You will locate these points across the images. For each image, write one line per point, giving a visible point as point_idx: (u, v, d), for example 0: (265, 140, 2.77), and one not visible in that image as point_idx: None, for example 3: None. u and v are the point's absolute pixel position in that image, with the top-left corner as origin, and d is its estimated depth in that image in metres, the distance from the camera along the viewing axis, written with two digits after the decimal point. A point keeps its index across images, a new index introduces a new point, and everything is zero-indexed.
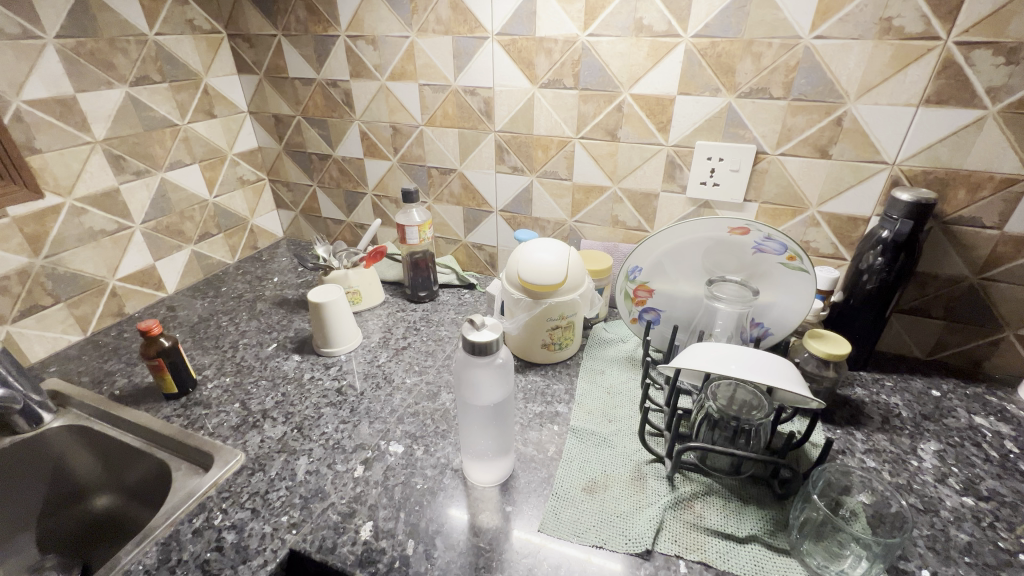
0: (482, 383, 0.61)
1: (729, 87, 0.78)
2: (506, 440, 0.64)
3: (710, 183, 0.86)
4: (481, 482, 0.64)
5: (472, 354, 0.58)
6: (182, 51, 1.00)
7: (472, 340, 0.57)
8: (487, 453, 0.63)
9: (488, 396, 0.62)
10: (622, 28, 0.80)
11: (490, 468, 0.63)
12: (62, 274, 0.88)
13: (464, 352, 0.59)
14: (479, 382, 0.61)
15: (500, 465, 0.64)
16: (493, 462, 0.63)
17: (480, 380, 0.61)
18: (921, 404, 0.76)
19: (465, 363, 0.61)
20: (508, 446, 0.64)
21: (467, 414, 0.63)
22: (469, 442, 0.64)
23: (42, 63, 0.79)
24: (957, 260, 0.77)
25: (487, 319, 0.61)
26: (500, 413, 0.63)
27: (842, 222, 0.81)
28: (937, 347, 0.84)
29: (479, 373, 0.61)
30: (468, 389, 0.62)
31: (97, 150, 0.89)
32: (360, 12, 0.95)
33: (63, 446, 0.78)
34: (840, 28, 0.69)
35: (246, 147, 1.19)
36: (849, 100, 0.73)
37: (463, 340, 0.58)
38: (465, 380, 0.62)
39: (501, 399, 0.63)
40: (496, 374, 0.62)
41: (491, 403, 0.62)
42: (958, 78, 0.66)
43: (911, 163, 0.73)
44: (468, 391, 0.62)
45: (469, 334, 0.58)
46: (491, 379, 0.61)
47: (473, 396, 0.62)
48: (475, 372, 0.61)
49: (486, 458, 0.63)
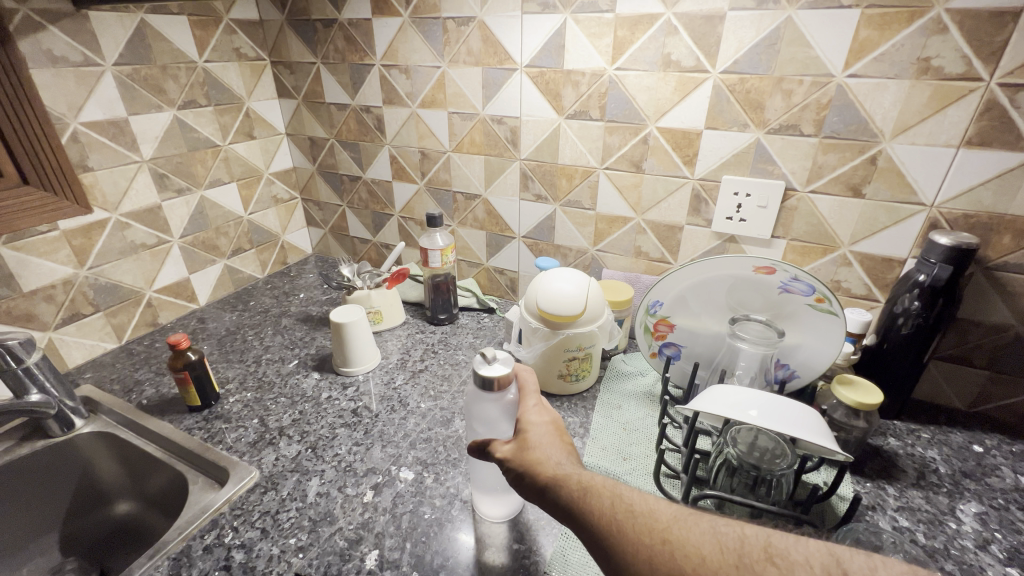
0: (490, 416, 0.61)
1: (758, 123, 0.77)
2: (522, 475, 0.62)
3: (736, 219, 0.85)
4: (489, 516, 0.62)
5: (484, 390, 0.57)
6: (228, 77, 1.06)
7: (483, 375, 0.56)
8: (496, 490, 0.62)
9: (498, 426, 0.61)
10: (650, 63, 0.80)
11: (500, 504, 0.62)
12: (103, 284, 0.93)
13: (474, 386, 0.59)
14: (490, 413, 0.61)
15: (511, 499, 0.62)
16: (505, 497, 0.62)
17: (491, 414, 0.60)
18: (961, 460, 0.72)
19: (474, 396, 0.60)
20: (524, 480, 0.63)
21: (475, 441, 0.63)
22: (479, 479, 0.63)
23: (99, 88, 0.85)
24: (1001, 307, 0.72)
25: (498, 352, 0.60)
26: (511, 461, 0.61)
27: (876, 262, 0.78)
28: (980, 399, 0.79)
29: (487, 408, 0.60)
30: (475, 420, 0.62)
31: (144, 169, 0.94)
32: (396, 42, 0.99)
33: (91, 451, 0.80)
34: (874, 67, 0.68)
35: (282, 167, 1.24)
36: (884, 139, 0.71)
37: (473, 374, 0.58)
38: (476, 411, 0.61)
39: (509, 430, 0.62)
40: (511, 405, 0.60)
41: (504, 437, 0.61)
42: (1001, 119, 0.64)
43: (950, 206, 0.70)
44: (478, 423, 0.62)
45: (480, 368, 0.57)
46: (496, 414, 0.60)
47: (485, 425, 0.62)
48: (485, 406, 0.60)
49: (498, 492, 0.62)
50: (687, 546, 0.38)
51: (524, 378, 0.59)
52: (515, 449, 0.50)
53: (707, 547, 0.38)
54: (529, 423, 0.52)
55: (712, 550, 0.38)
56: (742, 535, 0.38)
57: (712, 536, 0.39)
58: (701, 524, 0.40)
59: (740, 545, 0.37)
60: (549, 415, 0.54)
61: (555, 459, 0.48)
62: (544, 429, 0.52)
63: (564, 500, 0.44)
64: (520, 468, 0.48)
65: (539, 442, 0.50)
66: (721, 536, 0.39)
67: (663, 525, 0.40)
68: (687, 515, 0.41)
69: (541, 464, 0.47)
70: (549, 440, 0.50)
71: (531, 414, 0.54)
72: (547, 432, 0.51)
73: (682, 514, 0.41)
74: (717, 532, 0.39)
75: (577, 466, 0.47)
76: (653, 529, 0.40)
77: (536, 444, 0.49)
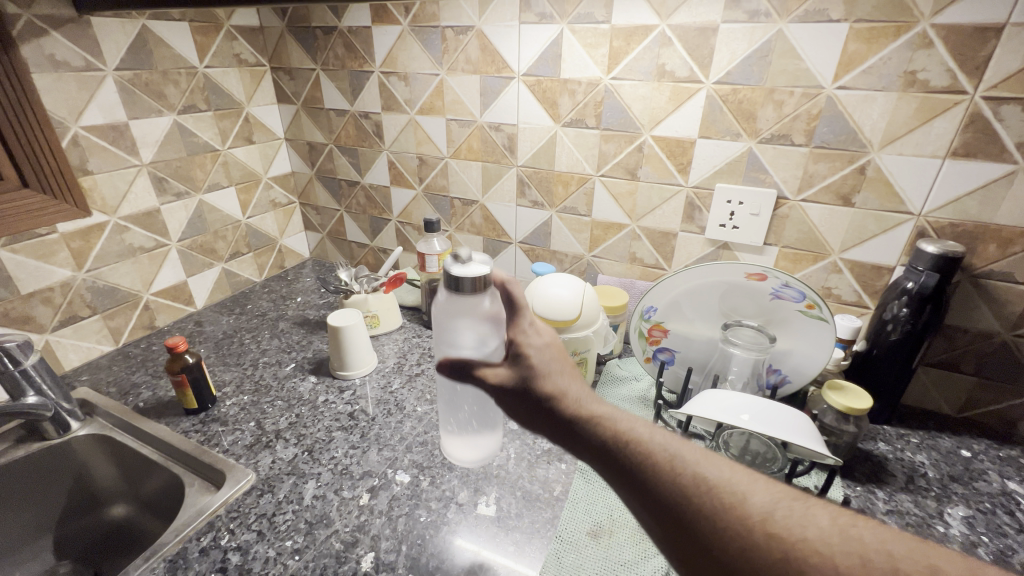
0: (466, 329, 0.56)
1: (750, 132, 0.79)
2: (494, 423, 0.70)
3: (729, 226, 0.86)
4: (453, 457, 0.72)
5: (456, 290, 0.53)
6: (228, 82, 1.07)
7: (457, 274, 0.52)
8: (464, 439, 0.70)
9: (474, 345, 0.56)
10: (645, 73, 0.82)
11: (473, 453, 0.70)
12: (101, 287, 0.93)
13: (450, 292, 0.54)
14: (468, 324, 0.56)
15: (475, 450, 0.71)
16: (476, 446, 0.70)
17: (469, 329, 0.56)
18: (949, 464, 0.73)
19: (449, 307, 0.56)
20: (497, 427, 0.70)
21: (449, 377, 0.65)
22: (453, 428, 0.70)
23: (100, 92, 0.85)
24: (988, 314, 0.74)
25: (473, 256, 0.55)
26: (478, 408, 0.67)
27: (865, 270, 0.80)
28: (968, 405, 0.81)
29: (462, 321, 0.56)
30: (449, 334, 0.57)
31: (144, 172, 0.95)
32: (395, 50, 1.00)
33: (87, 453, 0.81)
34: (862, 79, 0.69)
35: (280, 172, 1.25)
36: (873, 149, 0.72)
37: (448, 276, 0.53)
38: (453, 323, 0.57)
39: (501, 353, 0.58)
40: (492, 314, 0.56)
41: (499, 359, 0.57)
42: (986, 132, 0.65)
43: (937, 215, 0.72)
44: (453, 338, 0.57)
45: (455, 269, 0.52)
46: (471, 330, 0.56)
47: (463, 341, 0.56)
48: (463, 311, 0.56)
49: (469, 442, 0.70)
50: (805, 544, 0.35)
51: (510, 287, 0.52)
52: (524, 377, 0.46)
53: (837, 552, 0.34)
54: (528, 344, 0.48)
55: (843, 557, 0.34)
56: (884, 546, 0.35)
57: (840, 536, 0.35)
58: (822, 522, 0.36)
59: (889, 562, 0.33)
60: (548, 335, 0.50)
61: (573, 394, 0.45)
62: (549, 353, 0.48)
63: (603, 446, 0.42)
64: (547, 407, 0.45)
65: (546, 369, 0.46)
66: (855, 542, 0.35)
67: (767, 520, 0.36)
68: (803, 512, 0.37)
69: (560, 398, 0.45)
70: (558, 368, 0.47)
71: (528, 335, 0.49)
72: (552, 356, 0.48)
73: (783, 500, 0.38)
74: (847, 533, 0.36)
75: (602, 404, 0.45)
76: (747, 515, 0.36)
77: (547, 373, 0.46)
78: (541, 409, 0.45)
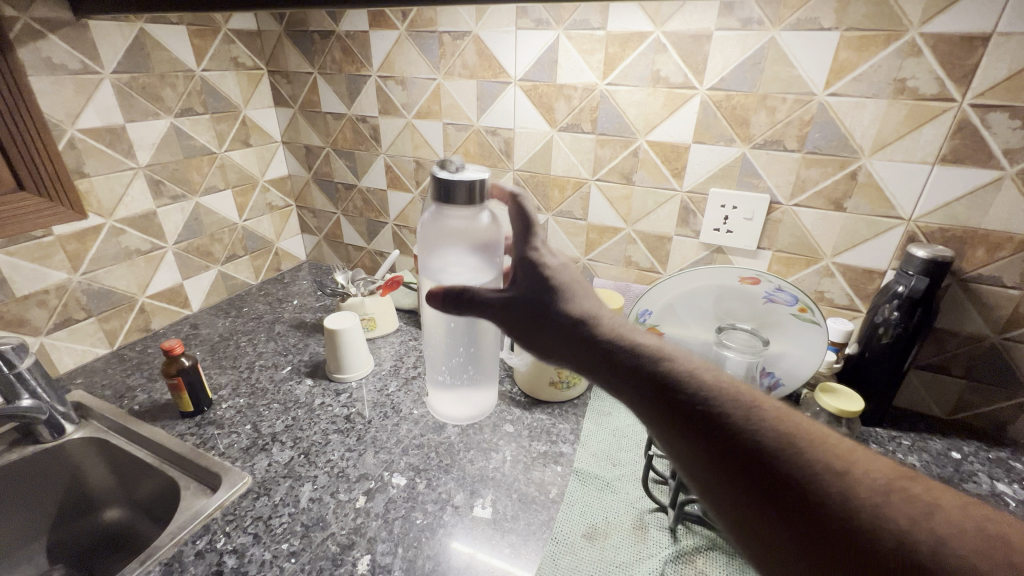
0: (454, 255, 0.48)
1: (744, 138, 0.80)
2: (493, 375, 0.59)
3: (723, 230, 0.87)
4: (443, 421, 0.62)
5: (447, 204, 0.45)
6: (225, 85, 1.07)
7: (448, 180, 0.44)
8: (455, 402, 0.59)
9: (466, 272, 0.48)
10: (640, 79, 0.83)
11: (466, 411, 0.60)
12: (97, 290, 0.93)
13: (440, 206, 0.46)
14: (457, 249, 0.48)
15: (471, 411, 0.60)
16: (469, 402, 0.59)
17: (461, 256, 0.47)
18: (939, 465, 0.74)
19: (437, 231, 0.47)
20: (495, 380, 0.60)
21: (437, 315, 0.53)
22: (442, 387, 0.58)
23: (97, 95, 0.86)
24: (977, 318, 0.75)
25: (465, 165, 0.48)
26: (474, 353, 0.55)
27: (857, 274, 0.81)
28: (958, 407, 0.82)
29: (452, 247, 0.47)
30: (432, 263, 0.48)
31: (140, 175, 0.95)
32: (392, 54, 1.01)
33: (82, 457, 0.80)
34: (853, 87, 0.70)
35: (277, 174, 1.25)
36: (863, 155, 0.73)
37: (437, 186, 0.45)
38: (438, 249, 0.48)
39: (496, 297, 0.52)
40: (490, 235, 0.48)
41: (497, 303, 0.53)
42: (973, 139, 0.67)
43: (927, 220, 0.73)
44: (437, 267, 0.48)
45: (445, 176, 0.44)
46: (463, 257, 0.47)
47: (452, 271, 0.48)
48: (450, 233, 0.47)
49: (461, 397, 0.58)
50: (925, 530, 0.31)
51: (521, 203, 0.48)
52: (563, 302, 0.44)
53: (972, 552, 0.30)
54: (547, 267, 0.46)
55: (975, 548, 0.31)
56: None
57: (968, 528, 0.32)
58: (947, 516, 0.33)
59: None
60: (563, 258, 0.48)
61: (615, 322, 0.44)
62: (568, 273, 0.47)
63: (676, 380, 0.38)
64: (593, 334, 0.43)
65: (571, 292, 0.45)
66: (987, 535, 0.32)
67: (875, 491, 0.33)
68: (915, 491, 0.34)
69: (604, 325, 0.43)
70: (584, 292, 0.46)
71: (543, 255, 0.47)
72: (575, 280, 0.47)
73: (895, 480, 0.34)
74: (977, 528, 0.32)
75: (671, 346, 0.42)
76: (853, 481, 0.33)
77: (575, 298, 0.45)
78: (596, 349, 0.42)
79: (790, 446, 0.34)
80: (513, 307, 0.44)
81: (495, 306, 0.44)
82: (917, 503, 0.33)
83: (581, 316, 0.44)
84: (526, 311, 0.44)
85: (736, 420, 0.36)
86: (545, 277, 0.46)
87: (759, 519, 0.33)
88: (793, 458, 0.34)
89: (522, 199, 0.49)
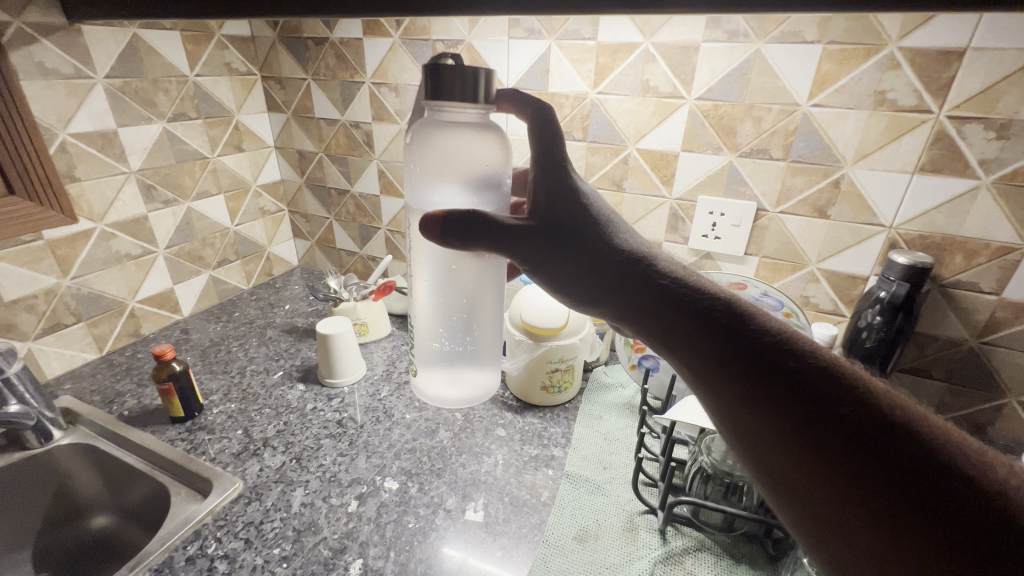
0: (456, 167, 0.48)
1: (731, 147, 0.82)
2: (491, 358, 0.60)
3: (711, 236, 0.89)
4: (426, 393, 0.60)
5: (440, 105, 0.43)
6: (218, 91, 1.07)
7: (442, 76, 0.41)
8: (446, 377, 0.58)
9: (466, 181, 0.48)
10: (630, 88, 0.84)
11: (459, 392, 0.58)
12: (86, 295, 0.93)
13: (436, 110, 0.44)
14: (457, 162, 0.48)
15: (466, 390, 0.58)
16: (464, 382, 0.58)
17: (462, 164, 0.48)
18: None
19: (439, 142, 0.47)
20: (492, 364, 0.60)
21: (437, 283, 0.53)
22: (433, 364, 0.58)
23: (90, 100, 0.86)
24: (956, 323, 0.77)
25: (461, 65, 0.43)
26: (469, 330, 0.56)
27: (841, 279, 0.83)
28: (939, 409, 0.84)
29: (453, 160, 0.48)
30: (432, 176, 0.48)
31: (132, 180, 0.95)
32: (386, 62, 1.02)
33: (69, 463, 0.79)
34: (836, 98, 0.73)
35: (270, 179, 1.26)
36: (846, 164, 0.76)
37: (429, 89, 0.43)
38: (439, 158, 0.48)
39: (500, 270, 0.53)
40: (498, 146, 0.48)
41: (500, 276, 0.54)
42: (951, 149, 0.69)
43: (907, 227, 0.75)
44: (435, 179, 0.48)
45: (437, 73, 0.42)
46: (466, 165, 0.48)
47: (455, 183, 0.48)
48: (452, 140, 0.47)
49: (454, 375, 0.58)
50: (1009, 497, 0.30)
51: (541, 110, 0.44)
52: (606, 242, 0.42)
53: None
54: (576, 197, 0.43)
55: None
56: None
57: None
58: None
59: None
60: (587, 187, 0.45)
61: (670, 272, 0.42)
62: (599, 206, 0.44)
63: (755, 333, 0.37)
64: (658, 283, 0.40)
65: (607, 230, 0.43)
66: None
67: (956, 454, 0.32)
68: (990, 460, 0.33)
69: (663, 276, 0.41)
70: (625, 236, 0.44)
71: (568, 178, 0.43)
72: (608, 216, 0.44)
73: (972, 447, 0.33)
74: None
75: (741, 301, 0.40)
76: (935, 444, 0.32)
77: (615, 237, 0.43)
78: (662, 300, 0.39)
79: (890, 431, 0.32)
80: (541, 242, 0.41)
81: (516, 235, 0.41)
82: (1012, 484, 0.31)
83: (631, 260, 0.41)
84: (556, 250, 0.41)
85: (825, 392, 0.34)
86: (571, 206, 0.42)
87: (833, 499, 0.32)
88: (882, 437, 0.32)
89: (549, 109, 0.44)
